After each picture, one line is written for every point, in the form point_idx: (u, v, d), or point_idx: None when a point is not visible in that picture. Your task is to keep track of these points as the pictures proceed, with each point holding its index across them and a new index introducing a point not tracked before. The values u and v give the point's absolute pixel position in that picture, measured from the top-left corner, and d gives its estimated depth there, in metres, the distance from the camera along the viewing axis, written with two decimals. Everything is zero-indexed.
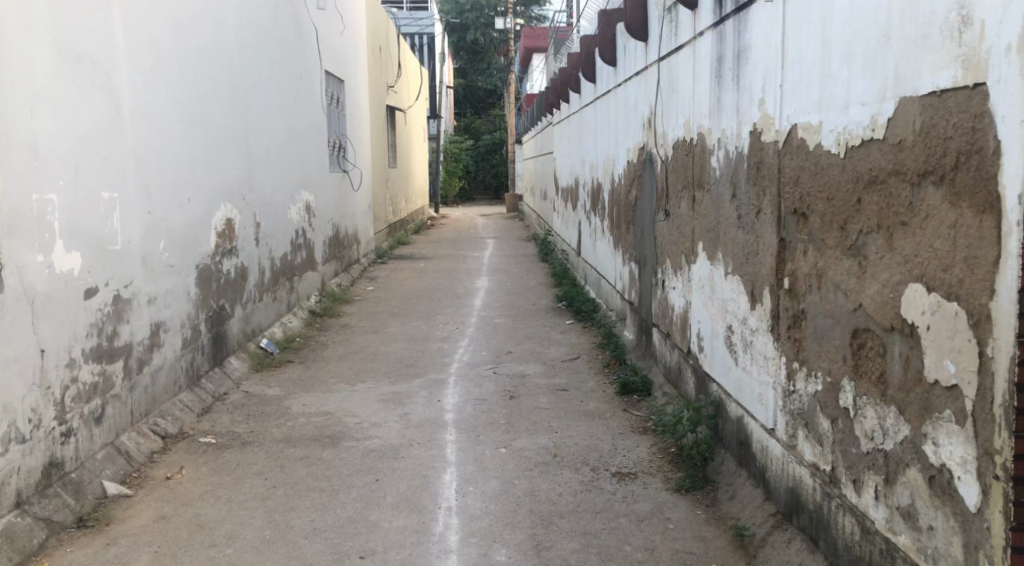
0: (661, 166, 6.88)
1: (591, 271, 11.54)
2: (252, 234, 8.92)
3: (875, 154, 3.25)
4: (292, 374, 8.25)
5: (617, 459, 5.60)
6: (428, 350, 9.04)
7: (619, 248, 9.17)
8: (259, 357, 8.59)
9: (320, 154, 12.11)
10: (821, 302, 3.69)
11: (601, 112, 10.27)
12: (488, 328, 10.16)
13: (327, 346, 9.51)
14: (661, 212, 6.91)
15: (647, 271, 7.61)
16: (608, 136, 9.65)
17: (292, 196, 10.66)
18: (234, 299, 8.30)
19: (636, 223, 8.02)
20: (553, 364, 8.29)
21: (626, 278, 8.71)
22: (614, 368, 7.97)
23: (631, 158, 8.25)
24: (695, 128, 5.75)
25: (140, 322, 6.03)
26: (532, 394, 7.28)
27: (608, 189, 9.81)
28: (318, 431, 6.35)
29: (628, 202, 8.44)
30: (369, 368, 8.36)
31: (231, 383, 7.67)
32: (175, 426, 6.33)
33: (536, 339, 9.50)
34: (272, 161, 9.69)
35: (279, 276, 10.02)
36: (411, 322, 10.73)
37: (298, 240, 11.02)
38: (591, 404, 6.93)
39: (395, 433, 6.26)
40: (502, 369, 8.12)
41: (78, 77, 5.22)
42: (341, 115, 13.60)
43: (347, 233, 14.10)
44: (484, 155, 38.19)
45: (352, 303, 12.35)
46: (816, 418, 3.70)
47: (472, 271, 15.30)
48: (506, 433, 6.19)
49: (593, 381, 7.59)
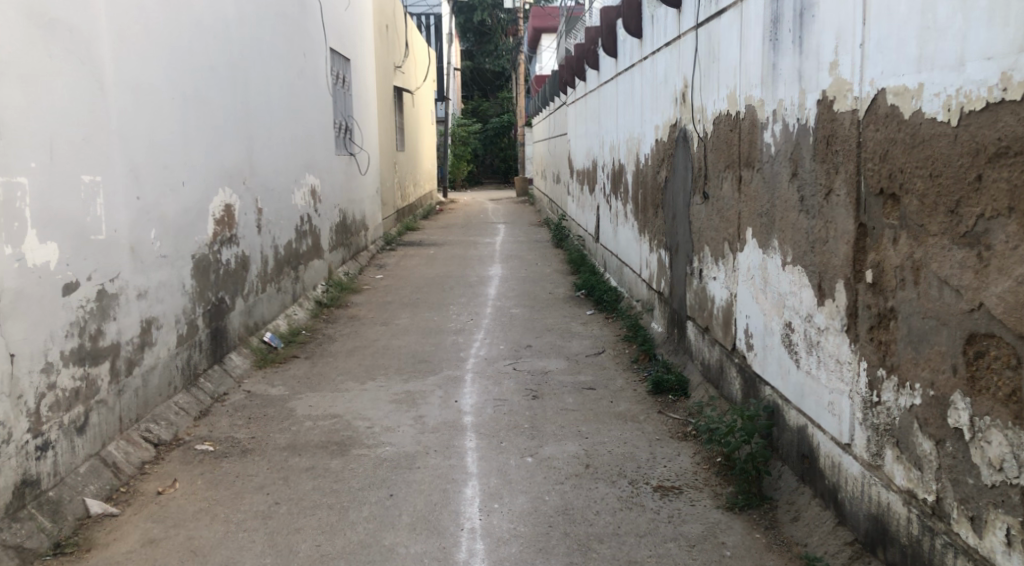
0: (698, 144, 6.30)
1: (612, 257, 10.97)
2: (254, 220, 8.36)
3: (1007, 120, 2.71)
4: (298, 371, 7.69)
5: (658, 471, 5.05)
6: (442, 344, 8.49)
7: (645, 234, 8.60)
8: (262, 352, 8.04)
9: (326, 135, 11.53)
10: (919, 299, 3.14)
11: (623, 88, 9.69)
12: (505, 320, 9.61)
13: (335, 340, 8.95)
14: (698, 195, 6.33)
15: (680, 260, 7.03)
16: (632, 115, 9.08)
17: (297, 180, 10.09)
18: (235, 290, 7.75)
19: (667, 206, 7.44)
20: (576, 359, 7.72)
21: (654, 265, 8.12)
22: (644, 363, 7.41)
23: (659, 137, 7.67)
24: (742, 99, 5.16)
25: (130, 320, 5.48)
26: (557, 393, 6.71)
27: (632, 171, 9.23)
28: (326, 437, 5.80)
29: (657, 183, 7.85)
30: (379, 364, 7.79)
31: (231, 382, 7.12)
32: (170, 432, 5.79)
33: (557, 331, 8.92)
34: (275, 144, 9.12)
35: (283, 265, 9.46)
36: (423, 313, 10.16)
37: (303, 227, 10.45)
38: (622, 404, 6.35)
39: (411, 440, 5.70)
40: (523, 365, 7.55)
41: (53, 46, 4.65)
42: (347, 95, 13.00)
43: (354, 218, 13.53)
44: (493, 138, 37.58)
45: (360, 292, 11.79)
46: (913, 438, 3.16)
47: (484, 258, 14.72)
48: (531, 439, 5.63)
49: (622, 378, 7.01)
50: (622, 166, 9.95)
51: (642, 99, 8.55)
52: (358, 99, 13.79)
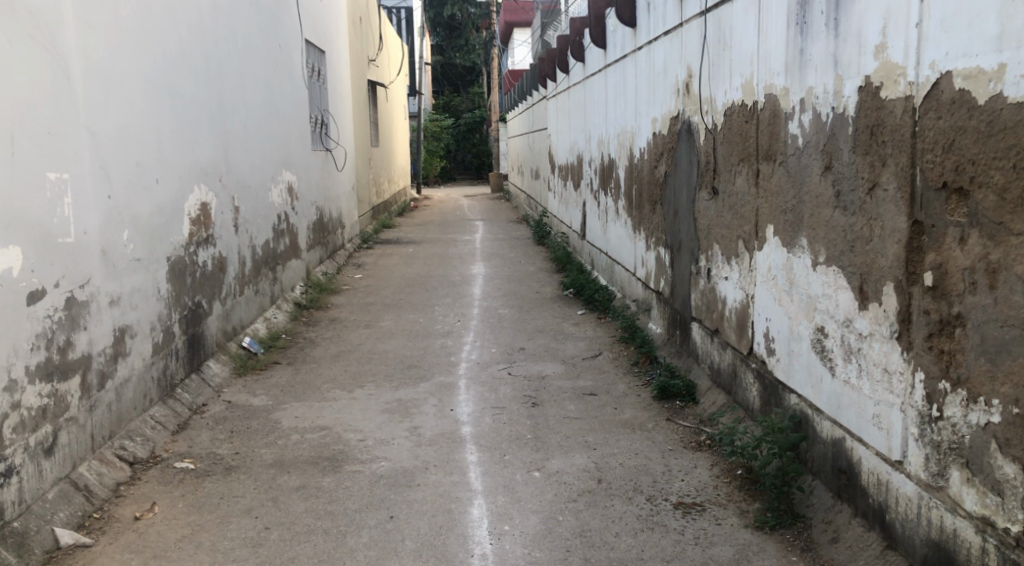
0: (706, 137, 5.96)
1: (601, 256, 10.64)
2: (230, 219, 7.94)
3: None
4: (280, 379, 7.28)
5: (676, 486, 4.73)
6: (430, 348, 8.12)
7: (640, 231, 8.27)
8: (241, 358, 7.64)
9: (303, 130, 11.11)
10: (996, 305, 2.93)
11: (613, 80, 9.35)
12: (494, 321, 9.26)
13: (317, 345, 8.54)
14: (705, 189, 6.01)
15: (684, 259, 6.70)
16: (625, 107, 8.74)
17: (274, 177, 9.66)
18: (212, 294, 7.34)
19: (667, 201, 7.12)
20: (573, 363, 7.38)
21: (651, 264, 7.79)
22: (645, 367, 7.08)
23: (658, 130, 7.34)
24: (761, 88, 4.84)
25: (102, 329, 5.08)
26: (557, 400, 6.35)
27: (625, 166, 8.90)
28: (316, 452, 5.42)
29: (655, 178, 7.53)
30: (366, 371, 7.40)
31: (210, 392, 6.71)
32: (146, 449, 5.39)
33: (550, 333, 8.57)
34: (251, 140, 8.70)
35: (261, 266, 9.04)
36: (407, 315, 9.77)
37: (280, 225, 10.03)
38: (628, 412, 6.01)
39: (407, 454, 5.32)
40: (518, 370, 7.21)
41: (14, 32, 4.25)
42: (322, 89, 12.56)
43: (331, 216, 13.10)
44: (465, 134, 37.17)
45: (339, 293, 11.38)
46: (990, 459, 2.96)
47: (465, 256, 14.33)
48: (536, 452, 5.28)
49: (624, 383, 6.67)
50: (613, 162, 9.61)
51: (636, 91, 8.22)
52: (333, 92, 13.34)
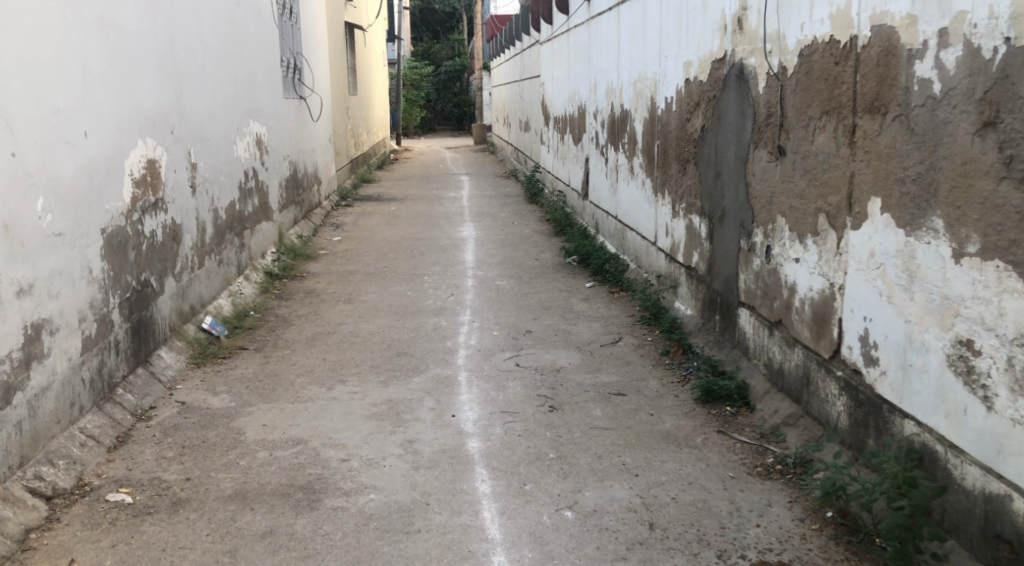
0: (768, 84, 4.90)
1: (609, 220, 9.57)
2: (185, 179, 6.83)
3: None
4: (246, 371, 6.18)
5: (752, 535, 3.69)
6: (421, 331, 7.05)
7: (664, 193, 7.19)
8: (201, 345, 6.53)
9: (274, 75, 9.92)
10: None
11: (630, 20, 8.25)
12: (491, 296, 8.20)
13: (290, 325, 7.43)
14: (766, 147, 4.95)
15: (728, 231, 5.63)
16: (646, 50, 7.67)
17: (240, 128, 8.48)
18: (162, 270, 6.22)
19: (704, 159, 6.10)
20: (590, 351, 6.31)
21: (680, 233, 6.71)
22: (677, 358, 6.01)
23: (694, 76, 6.30)
24: (860, 20, 3.80)
25: (6, 328, 4.12)
26: (579, 403, 5.28)
27: (644, 118, 7.81)
28: (288, 478, 4.36)
29: (688, 133, 6.47)
30: (348, 361, 6.32)
31: (159, 392, 5.61)
32: (71, 476, 4.34)
33: (557, 312, 7.50)
34: (210, 84, 7.54)
35: (224, 233, 7.90)
36: (392, 288, 8.67)
37: (248, 183, 8.87)
38: (667, 420, 4.95)
39: (402, 483, 4.24)
40: (527, 360, 6.14)
41: None
42: (295, 30, 11.32)
43: (306, 171, 11.90)
44: (447, 83, 35.75)
45: (316, 259, 10.22)
46: None
47: (452, 216, 13.17)
48: (565, 480, 4.21)
49: (656, 379, 5.61)
50: (627, 114, 8.50)
51: (661, 31, 7.13)
52: (307, 35, 12.10)
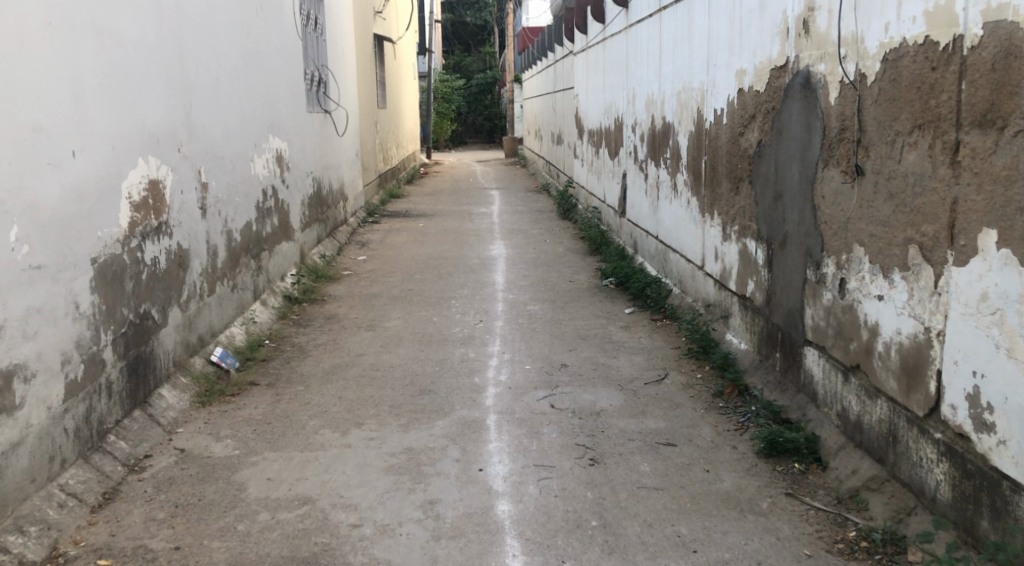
0: (841, 94, 4.28)
1: (649, 240, 8.96)
2: (195, 200, 6.31)
3: None
4: (255, 410, 5.63)
5: None
6: (448, 364, 6.46)
7: (713, 213, 6.57)
8: (208, 380, 6.00)
9: (295, 88, 9.41)
10: None
11: (674, 26, 7.66)
12: (523, 323, 7.60)
13: (307, 355, 6.89)
14: (840, 166, 4.33)
15: (792, 259, 5.00)
16: (693, 58, 7.06)
17: (257, 144, 7.97)
18: (165, 300, 5.68)
19: (761, 177, 5.49)
20: (633, 390, 5.69)
21: (732, 259, 6.09)
22: (732, 400, 5.39)
23: (749, 85, 5.69)
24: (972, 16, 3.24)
25: None
26: (623, 456, 4.67)
27: (690, 132, 7.20)
28: (291, 549, 3.83)
29: (742, 149, 5.86)
30: (367, 400, 5.74)
31: (158, 437, 5.07)
32: (44, 546, 3.85)
33: (595, 342, 6.89)
34: (224, 97, 7.02)
35: (238, 256, 7.38)
36: (417, 313, 8.10)
37: (267, 202, 8.35)
38: (726, 478, 4.34)
39: (420, 558, 3.72)
40: (564, 400, 5.54)
41: None
42: (320, 40, 10.81)
43: (330, 187, 11.38)
44: (477, 95, 35.28)
45: (339, 281, 9.69)
46: None
47: (483, 233, 12.60)
48: (609, 557, 3.67)
49: (710, 427, 5.00)
50: (670, 127, 7.90)
51: (711, 36, 6.52)
52: (333, 45, 11.58)
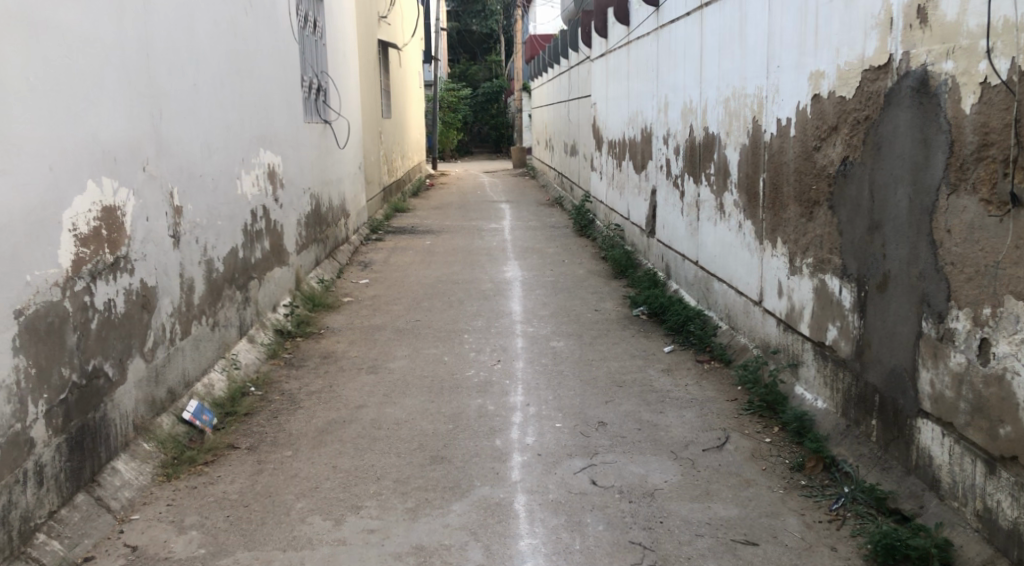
0: (987, 101, 3.34)
1: (686, 265, 7.95)
2: (167, 228, 5.35)
3: None
4: (232, 485, 4.64)
5: None
6: (463, 420, 5.46)
7: (775, 240, 5.55)
8: (178, 444, 5.00)
9: (290, 96, 8.43)
10: None
11: (720, 22, 6.66)
12: (548, 364, 6.60)
13: (298, 406, 5.90)
14: (983, 192, 3.38)
15: (898, 305, 3.98)
16: (746, 58, 6.06)
17: (246, 161, 6.99)
18: (124, 352, 4.69)
19: (849, 199, 4.48)
20: (690, 459, 4.68)
21: (804, 298, 5.08)
22: (816, 476, 4.37)
23: (828, 89, 4.70)
24: None
25: None
26: (692, 561, 3.71)
27: (742, 145, 6.20)
28: None
29: (818, 166, 4.87)
30: (367, 471, 4.74)
31: (107, 529, 4.11)
32: None
33: (636, 391, 5.87)
34: (205, 105, 6.05)
35: (222, 289, 6.41)
36: (425, 352, 7.08)
37: (257, 224, 7.36)
38: None
39: None
40: (609, 473, 4.54)
41: None
42: (318, 44, 9.83)
43: (330, 204, 10.38)
44: (484, 104, 34.33)
45: (338, 309, 8.70)
46: None
47: (496, 252, 11.60)
48: None
49: (796, 516, 4.00)
50: (715, 138, 6.90)
51: (773, 32, 5.53)
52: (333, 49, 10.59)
